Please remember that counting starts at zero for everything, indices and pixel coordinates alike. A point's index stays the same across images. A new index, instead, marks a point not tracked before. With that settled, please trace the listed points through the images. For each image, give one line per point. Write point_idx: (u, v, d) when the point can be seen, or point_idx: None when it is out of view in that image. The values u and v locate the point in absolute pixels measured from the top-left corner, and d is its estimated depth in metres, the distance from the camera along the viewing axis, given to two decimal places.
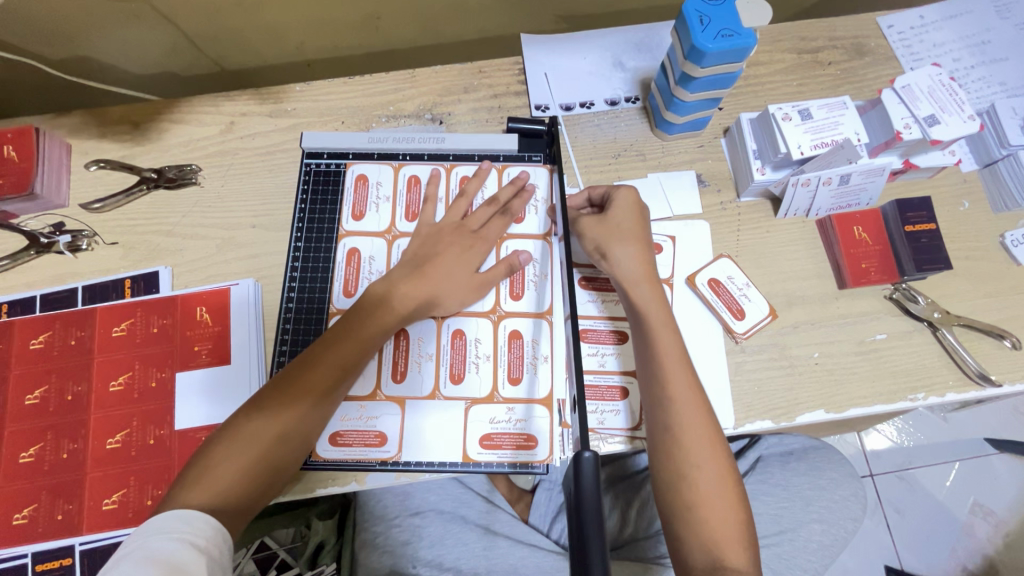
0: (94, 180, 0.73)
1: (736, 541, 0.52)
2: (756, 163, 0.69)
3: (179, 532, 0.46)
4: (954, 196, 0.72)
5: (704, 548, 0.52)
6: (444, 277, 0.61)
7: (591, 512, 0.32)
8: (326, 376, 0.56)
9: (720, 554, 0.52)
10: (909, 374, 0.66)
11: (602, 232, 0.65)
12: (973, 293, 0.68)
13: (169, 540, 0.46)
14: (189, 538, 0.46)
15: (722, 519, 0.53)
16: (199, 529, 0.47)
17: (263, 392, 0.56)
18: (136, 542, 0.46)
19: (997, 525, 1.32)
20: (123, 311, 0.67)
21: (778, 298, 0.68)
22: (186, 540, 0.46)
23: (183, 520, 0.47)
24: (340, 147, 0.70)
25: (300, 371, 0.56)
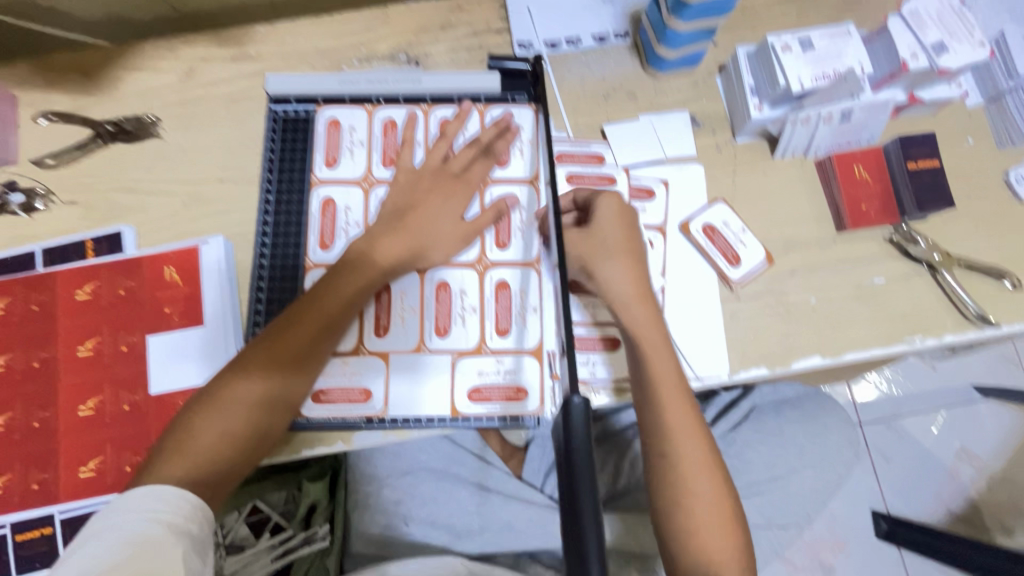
0: (45, 135, 0.68)
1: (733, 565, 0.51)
2: (754, 99, 0.65)
3: (154, 510, 0.44)
4: (958, 131, 0.69)
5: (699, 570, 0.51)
6: (427, 227, 0.59)
7: (582, 459, 0.30)
8: (306, 342, 0.53)
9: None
10: (906, 318, 0.64)
11: (587, 247, 0.59)
12: (975, 233, 0.66)
13: (143, 517, 0.43)
14: (165, 515, 0.44)
15: (718, 548, 0.51)
16: (177, 505, 0.45)
17: (239, 358, 0.53)
18: (105, 520, 0.43)
19: (981, 468, 1.35)
20: (86, 274, 0.63)
21: (775, 243, 0.66)
22: (162, 518, 0.44)
23: (158, 497, 0.45)
24: (309, 91, 0.65)
25: (276, 338, 0.53)
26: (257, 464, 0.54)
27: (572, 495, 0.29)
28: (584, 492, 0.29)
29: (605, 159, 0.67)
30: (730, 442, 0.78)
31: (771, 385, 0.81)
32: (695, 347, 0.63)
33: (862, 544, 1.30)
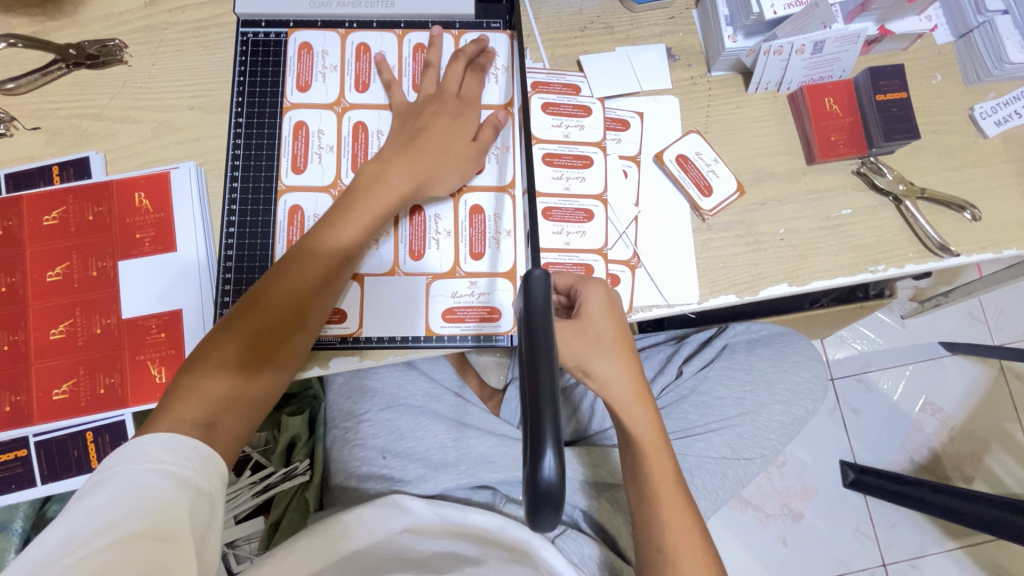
0: (4, 59, 0.66)
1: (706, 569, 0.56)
2: (728, 29, 0.65)
3: (161, 463, 0.42)
4: (927, 68, 0.70)
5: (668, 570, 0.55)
6: (436, 149, 0.58)
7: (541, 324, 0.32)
8: (289, 302, 0.52)
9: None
10: (871, 248, 0.66)
11: (579, 346, 0.55)
12: (939, 167, 0.68)
13: (152, 470, 0.41)
14: (174, 470, 0.42)
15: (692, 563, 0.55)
16: (184, 456, 0.43)
17: (221, 325, 0.52)
18: (112, 471, 0.41)
19: (944, 420, 1.40)
20: (54, 199, 0.62)
21: (747, 174, 0.67)
22: (172, 473, 0.42)
23: (166, 450, 0.43)
24: (280, 14, 0.64)
25: (257, 302, 0.52)
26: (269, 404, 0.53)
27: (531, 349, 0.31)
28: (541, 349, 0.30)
29: (581, 89, 0.67)
30: (701, 379, 0.79)
31: (745, 325, 0.84)
32: (665, 272, 0.64)
33: (830, 492, 1.35)
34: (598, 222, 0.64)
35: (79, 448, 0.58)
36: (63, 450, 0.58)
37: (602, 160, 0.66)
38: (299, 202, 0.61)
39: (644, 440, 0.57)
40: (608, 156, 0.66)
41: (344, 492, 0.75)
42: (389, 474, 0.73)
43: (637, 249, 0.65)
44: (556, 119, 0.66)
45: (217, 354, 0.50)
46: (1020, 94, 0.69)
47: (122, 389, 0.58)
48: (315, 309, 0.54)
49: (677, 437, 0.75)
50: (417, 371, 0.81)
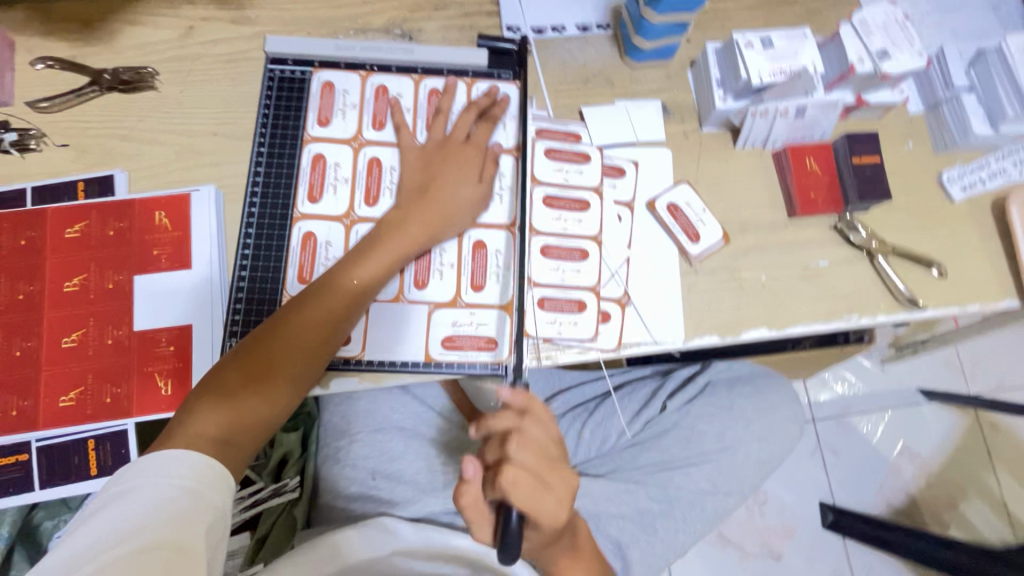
0: (40, 79, 0.70)
1: None
2: (719, 91, 0.71)
3: (180, 478, 0.44)
4: (900, 134, 0.76)
5: None
6: (448, 195, 0.62)
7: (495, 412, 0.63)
8: (306, 333, 0.55)
9: None
10: (845, 298, 0.71)
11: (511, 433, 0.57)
12: (910, 226, 0.73)
13: (171, 484, 0.44)
14: (191, 486, 0.44)
15: None
16: (201, 472, 0.46)
17: (242, 347, 0.55)
18: (132, 483, 0.43)
19: (920, 465, 1.44)
20: (77, 213, 0.65)
21: (733, 224, 0.72)
22: (188, 488, 0.44)
23: (185, 464, 0.45)
24: (305, 54, 0.69)
25: (275, 331, 0.55)
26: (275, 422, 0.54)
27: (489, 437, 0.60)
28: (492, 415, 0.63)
29: (581, 137, 0.72)
30: (684, 414, 0.81)
31: (727, 363, 0.84)
32: (653, 312, 0.68)
33: (809, 532, 1.37)
34: (592, 261, 0.69)
35: (80, 456, 0.60)
36: (64, 457, 0.60)
37: (599, 204, 0.70)
38: (312, 230, 0.64)
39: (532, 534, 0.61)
40: (604, 201, 0.71)
41: (333, 511, 0.77)
42: (377, 495, 0.76)
43: (627, 288, 0.69)
44: (557, 164, 0.70)
45: (234, 374, 0.52)
46: (986, 163, 0.74)
47: (127, 398, 0.60)
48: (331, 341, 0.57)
49: (658, 470, 0.79)
50: (411, 394, 0.83)
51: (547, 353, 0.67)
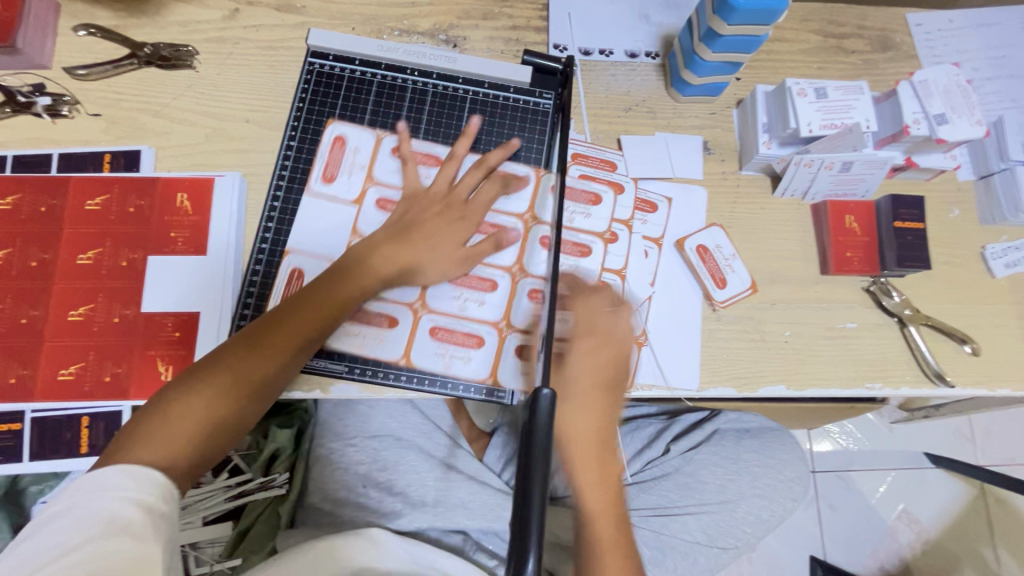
0: (80, 45, 0.69)
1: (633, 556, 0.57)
2: (764, 136, 0.68)
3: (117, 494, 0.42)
4: (946, 201, 0.73)
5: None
6: (428, 243, 0.62)
7: (542, 433, 0.37)
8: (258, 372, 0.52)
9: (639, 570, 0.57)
10: (871, 364, 0.68)
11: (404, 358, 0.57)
12: (946, 297, 0.70)
13: (116, 504, 0.42)
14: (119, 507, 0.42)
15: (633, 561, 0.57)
16: (148, 484, 0.44)
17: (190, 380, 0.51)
18: (82, 496, 0.42)
19: (919, 532, 1.40)
20: (99, 185, 0.64)
21: (761, 274, 0.69)
22: (134, 500, 0.42)
23: (131, 479, 0.43)
24: (347, 51, 0.67)
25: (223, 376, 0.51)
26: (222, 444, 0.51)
27: (527, 450, 0.37)
28: (539, 434, 0.37)
29: (617, 167, 0.70)
30: (687, 459, 0.79)
31: (738, 413, 0.84)
32: (670, 356, 0.66)
33: None
34: (608, 298, 0.67)
35: (72, 431, 0.59)
36: (57, 431, 0.59)
37: (626, 238, 0.69)
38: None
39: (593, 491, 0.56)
40: (632, 235, 0.69)
41: (317, 513, 0.75)
42: (366, 502, 0.75)
43: (646, 327, 0.67)
44: (589, 192, 0.69)
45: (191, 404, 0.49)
46: None
47: (126, 380, 0.59)
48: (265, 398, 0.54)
49: (653, 514, 0.76)
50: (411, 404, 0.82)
51: None
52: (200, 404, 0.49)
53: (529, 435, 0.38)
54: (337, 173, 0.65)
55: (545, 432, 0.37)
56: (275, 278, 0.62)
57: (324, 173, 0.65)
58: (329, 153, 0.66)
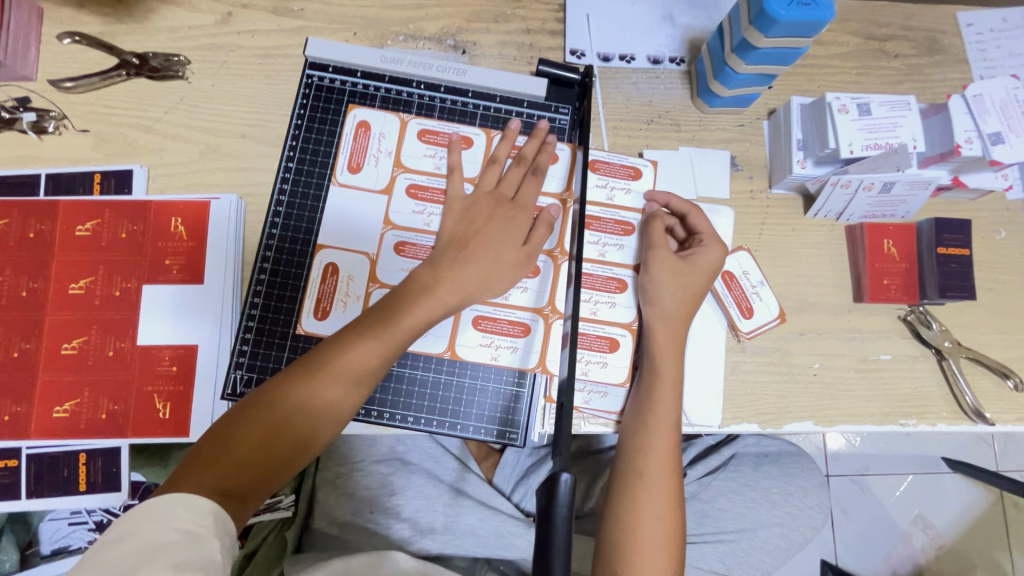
0: (66, 55, 0.65)
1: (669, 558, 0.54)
2: (799, 154, 0.63)
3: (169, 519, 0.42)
4: (992, 222, 0.68)
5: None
6: (490, 248, 0.57)
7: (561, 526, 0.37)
8: (325, 395, 0.51)
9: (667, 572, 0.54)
10: (904, 400, 0.64)
11: (649, 290, 0.60)
12: (987, 327, 0.66)
13: (170, 529, 0.41)
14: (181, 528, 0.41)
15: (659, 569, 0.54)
16: (200, 516, 0.43)
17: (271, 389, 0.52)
18: (133, 526, 0.41)
19: (933, 537, 1.36)
20: (89, 209, 0.61)
21: (790, 301, 0.65)
22: (183, 529, 0.41)
23: (184, 507, 0.43)
24: (349, 62, 0.62)
25: (292, 388, 0.51)
26: (285, 455, 0.50)
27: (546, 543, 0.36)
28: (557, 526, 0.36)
29: (643, 174, 0.65)
30: (704, 485, 0.75)
31: (756, 437, 0.80)
32: (693, 391, 0.62)
33: None
34: (629, 294, 0.63)
35: (71, 468, 0.58)
36: (55, 469, 0.57)
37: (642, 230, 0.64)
38: (410, 233, 0.60)
39: (648, 458, 0.56)
40: None
41: (324, 539, 0.74)
42: (375, 528, 0.73)
43: None
44: (601, 179, 0.64)
45: (264, 414, 0.50)
46: None
47: (123, 417, 0.57)
48: (334, 418, 0.52)
49: None
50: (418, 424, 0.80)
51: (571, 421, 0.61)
52: (271, 416, 0.50)
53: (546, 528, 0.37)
54: (364, 161, 0.61)
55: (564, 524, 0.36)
56: (310, 273, 0.59)
57: (351, 162, 0.61)
58: (352, 140, 0.62)
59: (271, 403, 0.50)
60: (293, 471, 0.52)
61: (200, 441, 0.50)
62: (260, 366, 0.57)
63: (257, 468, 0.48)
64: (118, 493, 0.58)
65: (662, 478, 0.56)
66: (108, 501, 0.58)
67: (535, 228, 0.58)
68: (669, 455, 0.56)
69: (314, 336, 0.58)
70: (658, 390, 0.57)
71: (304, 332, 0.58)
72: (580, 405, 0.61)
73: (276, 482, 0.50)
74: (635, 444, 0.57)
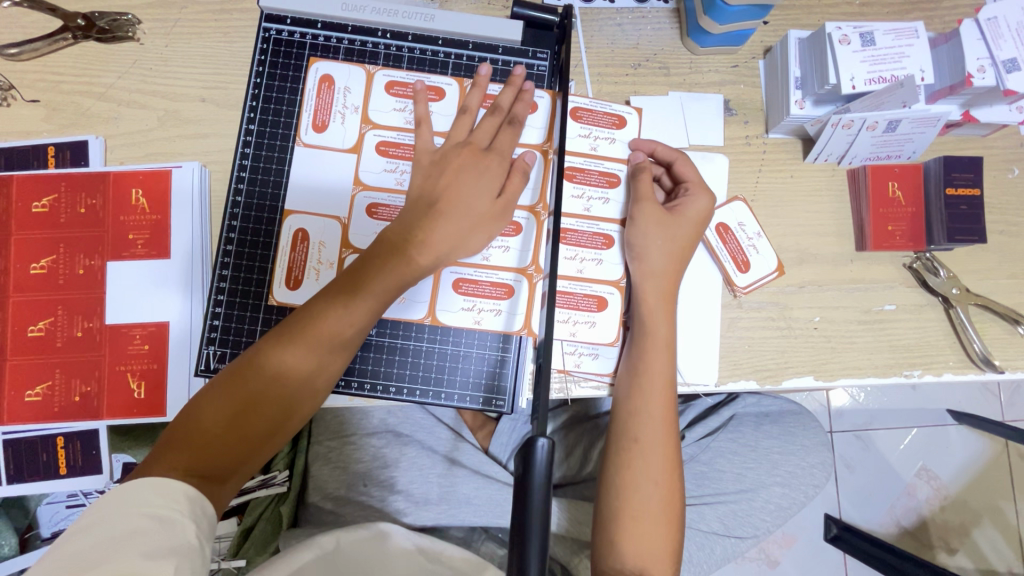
0: (8, 20, 0.60)
1: (668, 524, 0.53)
2: (797, 93, 0.59)
3: (137, 505, 0.39)
4: (1005, 159, 0.63)
5: (662, 554, 0.52)
6: (464, 201, 0.53)
7: (538, 498, 0.34)
8: (301, 361, 0.49)
9: (667, 540, 0.53)
10: (908, 350, 0.61)
11: (636, 245, 0.57)
12: (998, 272, 0.63)
13: (140, 515, 0.39)
14: (155, 513, 0.39)
15: (658, 537, 0.52)
16: (172, 501, 0.41)
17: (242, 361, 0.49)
18: (96, 514, 0.38)
19: (937, 488, 1.35)
20: (45, 183, 0.58)
21: (789, 253, 0.62)
22: (153, 514, 0.39)
23: (153, 489, 0.41)
24: (308, 13, 0.58)
25: (265, 358, 0.48)
26: (266, 427, 0.48)
27: (521, 519, 0.33)
28: (534, 500, 0.34)
29: (627, 122, 0.61)
30: (704, 447, 0.73)
31: (756, 397, 0.77)
32: (687, 349, 0.60)
33: (810, 544, 1.31)
34: (617, 250, 0.60)
35: (48, 453, 0.56)
36: (32, 453, 0.56)
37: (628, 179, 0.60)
38: (383, 194, 0.57)
39: (642, 423, 0.54)
40: None
41: (319, 513, 0.73)
42: (369, 502, 0.72)
43: None
44: (584, 128, 0.60)
45: (236, 387, 0.48)
46: None
47: (97, 399, 0.55)
48: (315, 383, 0.50)
49: None
50: None
51: (561, 386, 0.59)
52: (246, 388, 0.48)
53: (521, 499, 0.34)
54: (329, 118, 0.57)
55: (541, 498, 0.34)
56: (280, 240, 0.56)
57: (315, 120, 0.57)
58: (316, 96, 0.58)
59: (241, 377, 0.48)
60: (276, 443, 0.50)
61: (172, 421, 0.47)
62: (233, 341, 0.55)
63: (237, 444, 0.47)
64: (99, 475, 0.57)
65: (657, 442, 0.54)
66: (91, 483, 0.57)
67: (512, 179, 0.55)
68: (664, 418, 0.54)
69: (286, 307, 0.56)
70: (651, 350, 0.55)
71: (276, 304, 0.55)
72: (570, 368, 0.59)
73: (257, 457, 0.49)
74: (628, 408, 0.54)
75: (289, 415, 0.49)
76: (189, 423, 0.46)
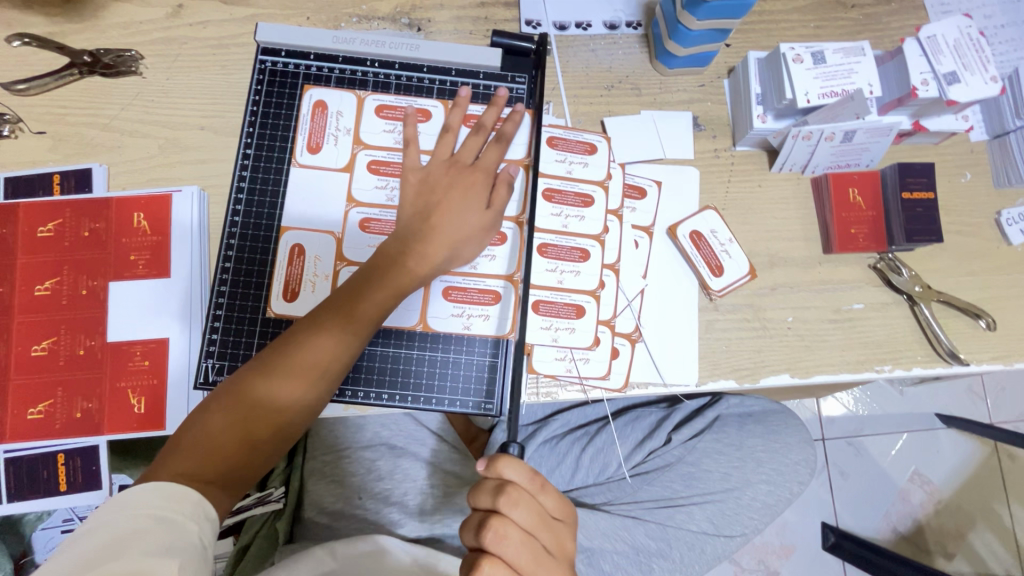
0: (18, 58, 0.64)
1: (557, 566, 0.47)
2: (758, 108, 0.63)
3: (140, 507, 0.41)
4: (957, 165, 0.68)
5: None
6: (454, 212, 0.56)
7: None
8: (307, 368, 0.51)
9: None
10: (878, 346, 0.64)
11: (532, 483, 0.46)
12: (957, 269, 0.66)
13: (145, 516, 0.40)
14: (159, 514, 0.41)
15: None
16: (176, 502, 0.42)
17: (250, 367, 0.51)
18: (104, 516, 0.40)
19: (931, 492, 1.36)
20: (50, 210, 0.60)
21: (760, 257, 0.65)
22: (157, 517, 0.41)
23: (156, 494, 0.42)
24: (302, 46, 0.62)
25: (271, 364, 0.51)
26: (273, 430, 0.50)
27: None
28: None
29: (598, 149, 0.65)
30: (690, 448, 0.75)
31: (739, 398, 0.80)
32: (665, 352, 0.63)
33: (809, 553, 1.32)
34: (593, 263, 0.63)
35: (49, 470, 0.57)
36: (32, 471, 0.57)
37: (602, 199, 0.64)
38: (375, 210, 0.60)
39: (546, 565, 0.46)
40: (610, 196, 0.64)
41: (315, 527, 0.73)
42: (365, 515, 0.72)
43: (639, 324, 0.63)
44: (560, 154, 0.64)
45: (244, 393, 0.50)
46: None
47: (98, 415, 0.57)
48: (324, 386, 0.52)
49: (658, 506, 0.74)
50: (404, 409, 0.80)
51: (547, 389, 0.62)
52: (254, 393, 0.50)
53: None
54: (323, 141, 0.61)
55: None
56: (276, 256, 0.59)
57: (310, 143, 0.61)
58: (310, 121, 0.61)
59: (249, 384, 0.50)
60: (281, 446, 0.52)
61: (180, 429, 0.49)
62: (232, 354, 0.57)
63: (245, 447, 0.49)
64: (99, 491, 0.58)
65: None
66: (89, 499, 0.58)
67: (497, 191, 0.58)
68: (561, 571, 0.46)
69: (283, 319, 0.58)
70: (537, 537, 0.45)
71: (273, 316, 0.58)
72: (557, 372, 0.61)
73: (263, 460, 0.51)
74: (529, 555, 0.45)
75: (296, 419, 0.51)
76: (197, 429, 0.48)
